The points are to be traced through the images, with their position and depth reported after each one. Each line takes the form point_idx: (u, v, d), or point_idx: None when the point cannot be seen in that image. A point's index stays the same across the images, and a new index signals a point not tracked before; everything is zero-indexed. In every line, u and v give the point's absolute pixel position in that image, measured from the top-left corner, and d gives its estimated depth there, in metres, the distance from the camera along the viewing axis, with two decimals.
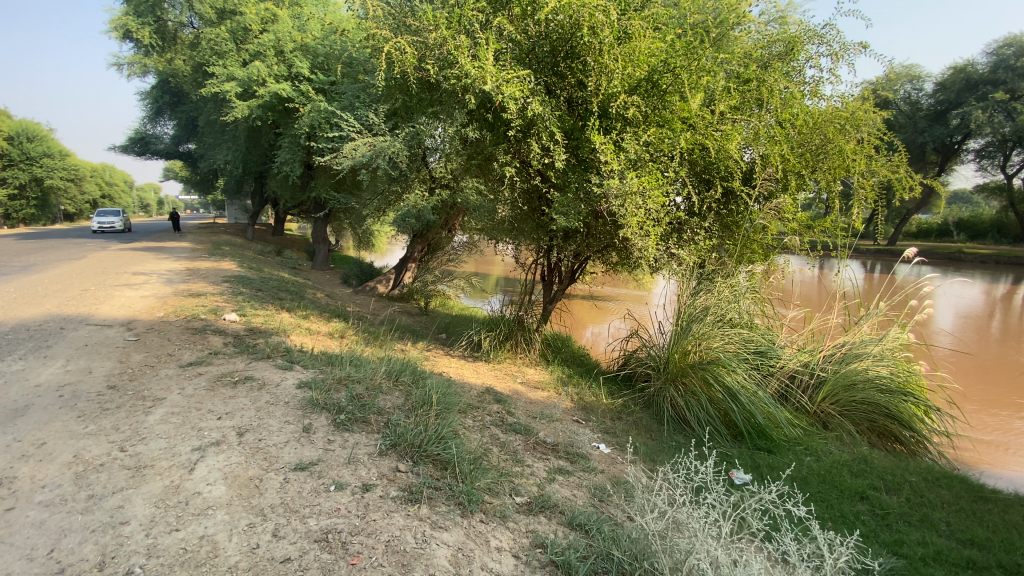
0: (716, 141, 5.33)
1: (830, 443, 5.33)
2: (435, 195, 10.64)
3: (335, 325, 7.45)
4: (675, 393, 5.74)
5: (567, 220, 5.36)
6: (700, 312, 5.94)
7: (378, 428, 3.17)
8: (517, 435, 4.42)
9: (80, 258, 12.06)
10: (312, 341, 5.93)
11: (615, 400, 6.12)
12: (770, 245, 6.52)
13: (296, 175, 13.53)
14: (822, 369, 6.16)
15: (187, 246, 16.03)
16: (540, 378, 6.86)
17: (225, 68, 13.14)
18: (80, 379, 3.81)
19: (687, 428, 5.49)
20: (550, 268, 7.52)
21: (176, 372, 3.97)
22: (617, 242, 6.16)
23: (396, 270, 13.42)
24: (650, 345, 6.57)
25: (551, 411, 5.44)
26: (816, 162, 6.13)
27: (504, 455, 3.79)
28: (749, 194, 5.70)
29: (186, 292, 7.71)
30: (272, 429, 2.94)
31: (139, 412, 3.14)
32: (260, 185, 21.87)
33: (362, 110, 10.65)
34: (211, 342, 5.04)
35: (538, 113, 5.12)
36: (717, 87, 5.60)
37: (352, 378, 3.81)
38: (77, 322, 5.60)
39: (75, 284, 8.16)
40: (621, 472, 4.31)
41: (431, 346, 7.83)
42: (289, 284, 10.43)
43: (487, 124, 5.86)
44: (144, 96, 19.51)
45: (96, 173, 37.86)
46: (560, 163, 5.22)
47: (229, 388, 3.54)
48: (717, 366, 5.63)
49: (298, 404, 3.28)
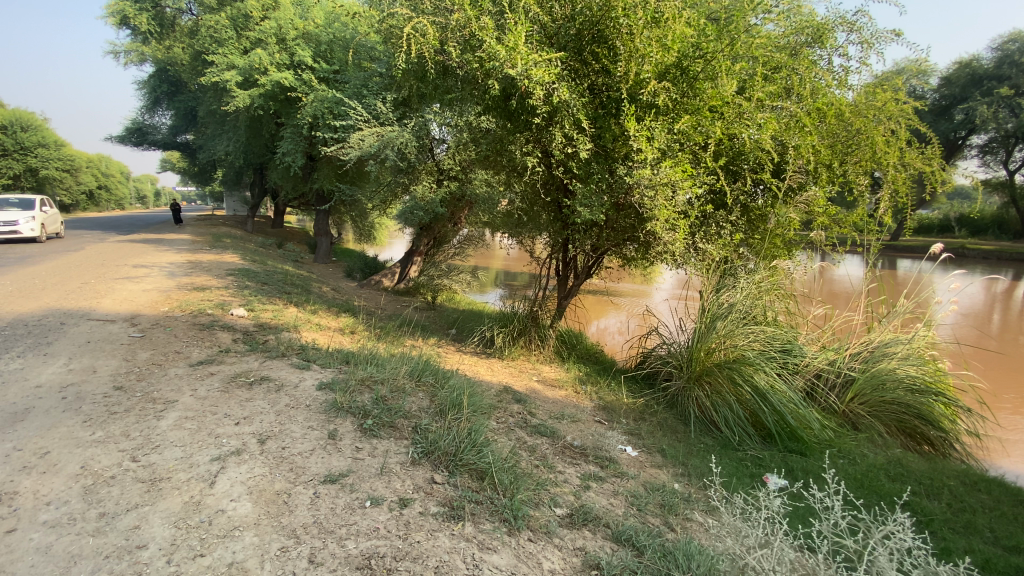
0: (750, 131, 5.11)
1: (862, 445, 5.15)
2: (442, 186, 10.50)
3: (344, 320, 7.22)
4: (700, 393, 5.56)
5: (591, 212, 5.15)
6: (726, 308, 5.75)
7: (407, 434, 2.95)
8: (544, 438, 4.21)
9: (78, 250, 11.78)
10: (323, 337, 5.70)
11: (636, 400, 5.92)
12: (796, 240, 6.32)
13: (298, 166, 13.25)
14: (849, 368, 5.96)
15: (187, 238, 15.75)
16: (556, 376, 6.68)
17: (225, 56, 12.80)
18: (84, 380, 3.59)
19: (714, 429, 5.29)
20: (565, 262, 7.31)
21: (187, 371, 3.75)
22: (640, 236, 5.95)
23: (401, 264, 13.18)
24: (670, 342, 6.39)
25: (572, 412, 5.24)
26: (845, 154, 5.94)
27: (535, 459, 3.59)
28: (778, 186, 5.51)
29: (190, 285, 7.48)
30: (295, 436, 2.72)
31: (149, 416, 2.93)
32: (260, 177, 21.59)
33: (369, 99, 10.36)
34: (220, 339, 4.81)
35: (565, 100, 4.88)
36: (748, 75, 5.39)
37: (374, 379, 3.59)
38: (78, 317, 5.36)
39: (74, 277, 7.90)
40: (653, 477, 4.11)
41: (442, 342, 7.63)
42: (294, 277, 10.20)
43: (507, 111, 5.60)
44: (141, 85, 19.11)
45: (92, 164, 37.47)
46: (585, 153, 5.01)
47: (243, 390, 3.32)
48: (744, 365, 5.44)
49: (320, 408, 3.06)
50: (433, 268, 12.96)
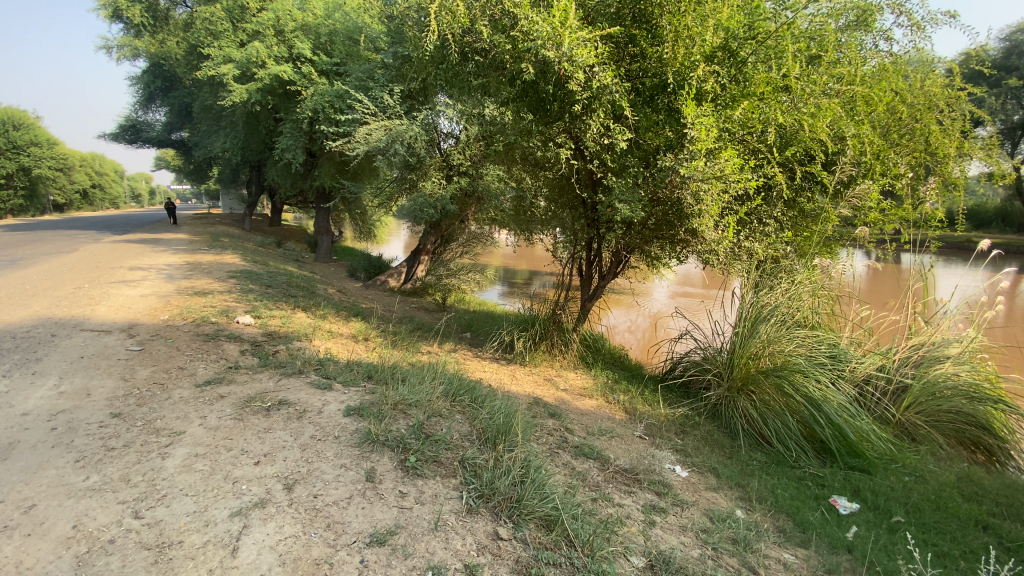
0: (805, 120, 4.74)
1: (926, 459, 4.76)
2: (452, 182, 10.02)
3: (356, 326, 6.78)
4: (747, 404, 5.15)
5: (630, 209, 4.79)
6: (773, 309, 5.37)
7: (453, 470, 2.54)
8: (589, 460, 3.79)
9: (71, 251, 11.27)
10: (337, 347, 5.27)
11: (675, 411, 5.50)
12: (840, 237, 5.93)
13: (299, 162, 12.71)
14: (902, 374, 5.53)
15: (184, 238, 15.26)
16: (583, 384, 6.27)
17: (221, 49, 12.25)
18: (76, 405, 3.15)
19: (765, 444, 4.88)
20: (589, 261, 6.87)
21: (192, 393, 3.31)
22: (677, 235, 5.56)
23: (408, 263, 12.76)
24: (706, 347, 6.02)
25: (610, 427, 4.84)
26: (896, 145, 5.54)
27: (591, 490, 3.17)
28: (828, 179, 5.13)
29: (190, 290, 7.01)
30: (327, 478, 2.30)
31: (153, 454, 2.49)
32: (258, 175, 21.05)
33: (376, 91, 9.87)
34: (226, 353, 4.37)
35: (606, 85, 4.45)
36: (801, 58, 4.98)
37: (407, 402, 3.14)
38: (70, 328, 4.90)
39: (67, 282, 7.41)
40: (712, 504, 3.72)
41: (459, 347, 7.21)
42: (299, 279, 9.75)
43: (536, 101, 5.17)
44: (134, 80, 18.54)
45: (86, 162, 36.78)
46: (624, 144, 4.62)
47: (259, 417, 2.88)
48: (794, 373, 5.05)
49: (352, 440, 2.63)
50: (441, 267, 12.55)
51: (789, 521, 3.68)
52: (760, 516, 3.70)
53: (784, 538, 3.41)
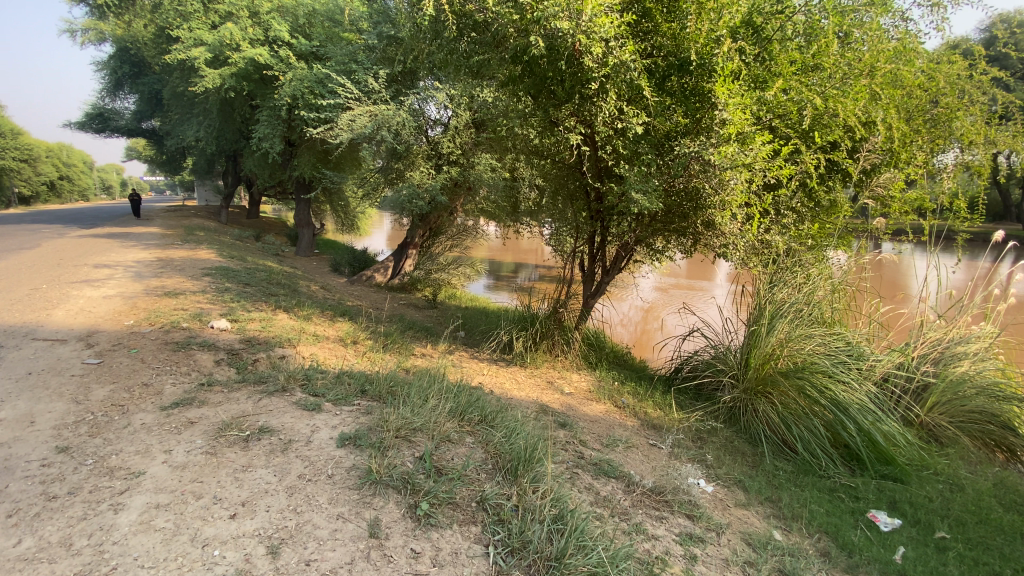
0: (832, 104, 4.46)
1: (958, 465, 4.50)
2: (441, 172, 9.51)
3: (343, 327, 6.29)
4: (767, 408, 4.81)
5: (648, 200, 4.40)
6: (790, 305, 5.07)
7: (472, 515, 2.14)
8: (610, 480, 3.41)
9: (32, 247, 10.49)
10: (324, 354, 4.81)
11: (688, 415, 5.15)
12: (858, 227, 5.63)
13: (276, 152, 11.97)
14: (923, 372, 5.21)
15: (156, 231, 14.47)
16: (588, 386, 5.89)
17: (191, 32, 11.46)
18: (14, 437, 2.64)
19: (789, 451, 4.58)
20: (592, 256, 6.47)
21: (156, 419, 2.82)
22: (693, 228, 5.18)
23: (395, 258, 12.22)
24: (719, 345, 5.71)
25: (624, 437, 4.47)
26: (919, 130, 5.23)
27: (621, 521, 2.81)
28: (852, 167, 4.81)
29: (161, 290, 6.43)
30: (323, 535, 1.88)
31: (102, 506, 2.02)
32: (234, 166, 20.18)
33: (359, 74, 9.29)
34: (199, 365, 3.87)
35: (624, 62, 4.00)
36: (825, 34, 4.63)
37: (410, 426, 2.70)
38: (20, 337, 4.34)
39: (24, 282, 6.76)
40: (747, 525, 3.38)
41: (454, 348, 6.79)
42: (280, 276, 9.18)
43: (541, 81, 4.71)
44: (100, 65, 17.45)
45: (53, 153, 35.19)
46: (640, 128, 4.22)
47: (236, 450, 2.42)
48: (817, 374, 4.73)
49: (352, 480, 2.20)
50: (430, 262, 12.23)
51: (830, 543, 3.37)
52: (798, 538, 3.38)
53: (830, 565, 3.11)
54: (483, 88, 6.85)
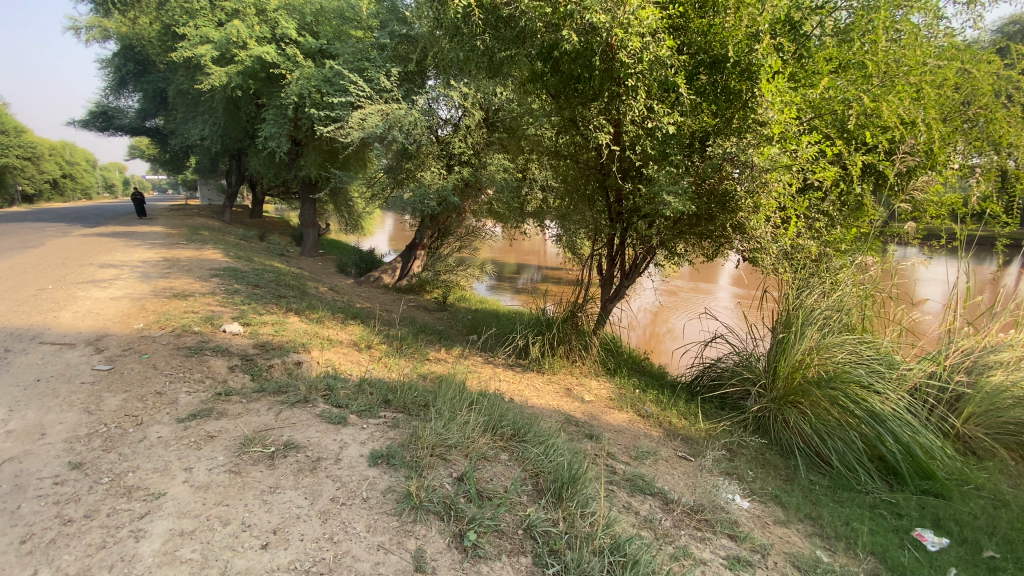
0: (870, 104, 4.33)
1: (1000, 480, 4.32)
2: (452, 172, 9.34)
3: (355, 331, 6.12)
4: (799, 419, 4.63)
5: (678, 202, 4.22)
6: (821, 311, 4.89)
7: (520, 545, 1.98)
8: (647, 498, 3.24)
9: (37, 246, 10.36)
10: (341, 360, 4.66)
11: (715, 426, 4.97)
12: (889, 233, 5.45)
13: (283, 151, 11.80)
14: (956, 382, 4.97)
15: (160, 231, 14.31)
16: (608, 393, 5.72)
17: (197, 29, 11.30)
18: (24, 451, 2.47)
19: (823, 464, 4.41)
20: (611, 259, 6.29)
21: (172, 433, 2.65)
22: (721, 231, 5.00)
23: (403, 259, 12.08)
24: (745, 352, 5.54)
25: (652, 449, 4.30)
26: (956, 131, 5.07)
27: (667, 545, 2.65)
28: (888, 170, 4.66)
29: (169, 292, 6.26)
30: (365, 569, 1.72)
31: (122, 533, 1.86)
32: (239, 165, 20.02)
33: (371, 72, 9.14)
34: (213, 371, 3.71)
35: (660, 58, 3.85)
36: (858, 34, 4.53)
37: (444, 443, 2.54)
38: (26, 340, 4.18)
39: (28, 282, 6.60)
40: (791, 545, 3.22)
41: (468, 353, 6.63)
42: (289, 277, 9.02)
43: (568, 78, 4.55)
44: (104, 63, 17.29)
45: (57, 151, 35.11)
46: (673, 127, 4.05)
47: (261, 469, 2.26)
48: (851, 384, 4.56)
49: (390, 505, 2.04)
50: (438, 263, 12.06)
51: (879, 565, 3.20)
52: (845, 560, 3.22)
53: None
54: (500, 86, 6.69)
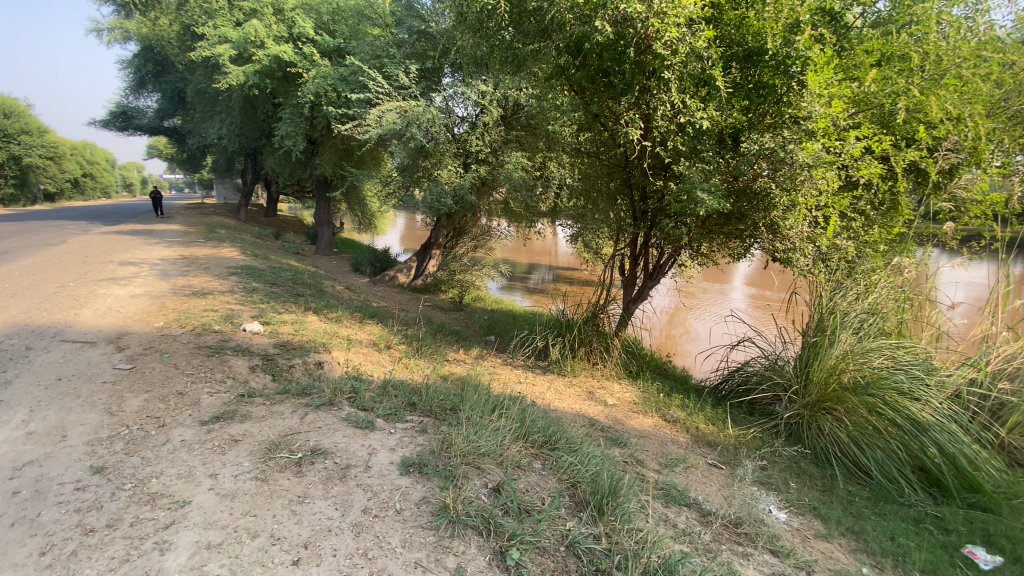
0: (910, 99, 4.17)
1: None
2: (470, 171, 9.23)
3: (374, 331, 6.03)
4: (835, 427, 4.45)
5: (711, 200, 4.05)
6: (856, 314, 4.71)
7: (564, 564, 1.86)
8: (682, 509, 3.09)
9: (58, 243, 10.43)
10: (362, 361, 4.58)
11: (745, 432, 4.80)
12: (927, 234, 5.26)
13: (299, 150, 11.78)
14: (1001, 390, 4.71)
15: (178, 229, 14.39)
16: (632, 397, 5.56)
17: (216, 29, 11.32)
18: (45, 454, 2.40)
19: (861, 474, 4.22)
20: (634, 258, 6.13)
21: (196, 436, 2.56)
22: (753, 230, 4.82)
23: (419, 258, 12.02)
24: (773, 356, 5.35)
25: (682, 456, 4.15)
26: (1002, 126, 4.85)
27: (710, 561, 2.51)
28: (928, 168, 4.48)
29: (188, 290, 6.23)
30: None
31: (147, 545, 1.77)
32: (255, 164, 20.12)
33: (389, 69, 9.08)
34: (234, 372, 3.63)
35: (696, 50, 3.71)
36: (895, 28, 4.39)
37: (477, 451, 2.43)
38: (47, 339, 4.13)
39: (49, 280, 6.60)
40: (835, 562, 3.06)
41: (487, 354, 6.52)
42: (306, 275, 8.99)
43: (597, 71, 4.42)
44: (124, 63, 17.46)
45: (77, 151, 35.67)
46: (707, 122, 3.90)
47: (289, 477, 2.16)
48: (890, 391, 4.36)
49: (426, 519, 1.94)
50: (454, 262, 11.97)
51: None
52: None
53: None
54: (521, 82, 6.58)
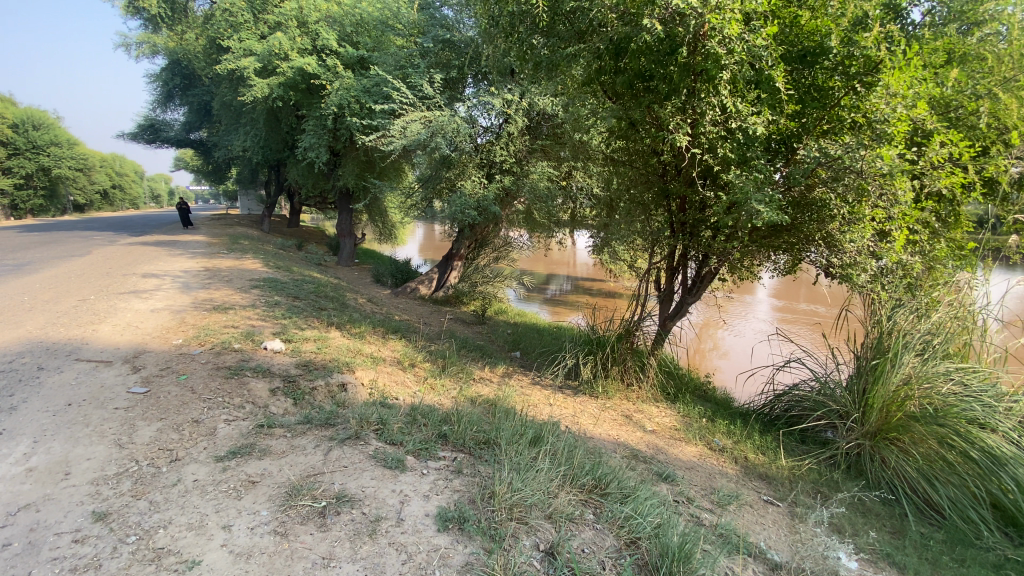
0: (978, 103, 3.87)
1: None
2: (494, 181, 9.01)
3: (397, 348, 5.79)
4: (900, 460, 4.02)
5: (767, 211, 3.70)
6: (920, 335, 4.30)
7: None
8: (747, 561, 2.75)
9: (84, 255, 10.46)
10: (387, 382, 4.33)
11: (797, 464, 4.40)
12: (993, 248, 4.86)
13: (322, 161, 11.69)
14: None
15: (202, 240, 14.42)
16: (671, 422, 5.19)
17: (241, 41, 11.36)
18: (44, 496, 2.18)
19: (931, 513, 3.80)
20: (671, 272, 5.78)
21: (209, 476, 2.31)
22: (805, 243, 4.46)
23: (440, 269, 11.82)
24: (824, 378, 4.95)
25: (735, 491, 3.77)
26: None
27: None
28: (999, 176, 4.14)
29: (208, 304, 6.06)
30: None
31: None
32: (278, 176, 20.26)
33: (413, 79, 8.93)
34: (254, 396, 3.40)
35: (753, 48, 3.43)
36: (955, 29, 4.12)
37: (524, 501, 2.15)
38: (62, 357, 3.97)
39: (69, 293, 6.50)
40: None
41: (514, 372, 6.22)
42: (328, 288, 8.83)
43: (639, 74, 4.15)
44: (153, 77, 17.73)
45: (107, 163, 36.47)
46: (763, 125, 3.59)
47: (311, 531, 1.90)
48: (961, 420, 3.93)
49: None
50: (476, 274, 11.73)
51: None
52: None
53: None
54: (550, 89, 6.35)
